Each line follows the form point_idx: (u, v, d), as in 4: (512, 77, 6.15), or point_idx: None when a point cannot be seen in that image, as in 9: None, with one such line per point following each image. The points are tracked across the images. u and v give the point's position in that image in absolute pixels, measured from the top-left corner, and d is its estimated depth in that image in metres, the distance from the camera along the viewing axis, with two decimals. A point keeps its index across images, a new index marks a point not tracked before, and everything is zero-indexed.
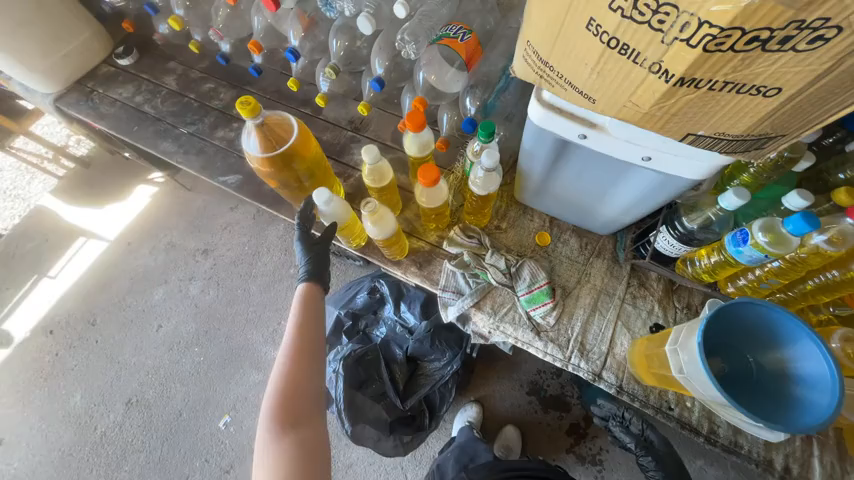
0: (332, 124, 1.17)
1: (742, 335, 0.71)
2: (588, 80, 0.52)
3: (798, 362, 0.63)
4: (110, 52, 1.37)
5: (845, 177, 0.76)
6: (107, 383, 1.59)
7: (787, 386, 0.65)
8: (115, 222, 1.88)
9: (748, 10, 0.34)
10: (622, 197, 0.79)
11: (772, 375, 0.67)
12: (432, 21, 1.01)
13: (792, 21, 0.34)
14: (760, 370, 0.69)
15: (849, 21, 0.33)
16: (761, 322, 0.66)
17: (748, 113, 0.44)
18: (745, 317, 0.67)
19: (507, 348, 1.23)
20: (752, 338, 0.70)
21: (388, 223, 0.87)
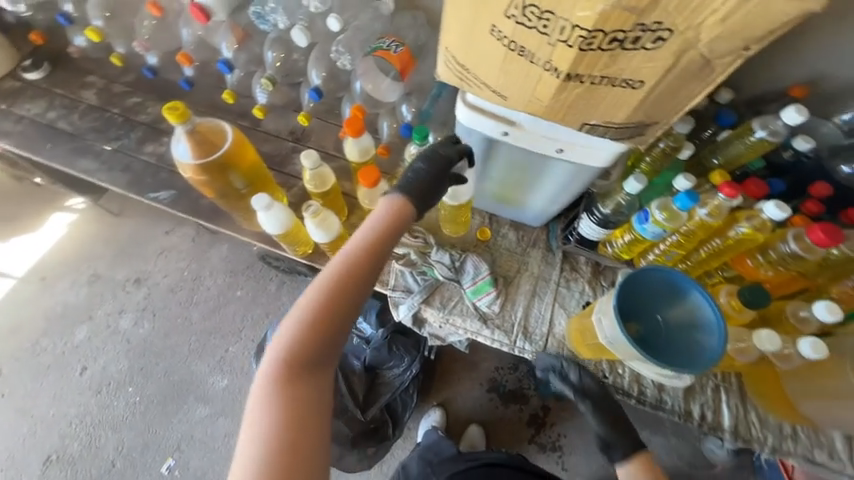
0: (273, 135, 1.23)
1: (650, 296, 0.77)
2: (498, 80, 0.59)
3: (693, 314, 0.73)
4: (16, 66, 1.35)
5: (718, 162, 0.91)
6: (21, 439, 1.60)
7: (686, 334, 0.74)
8: (24, 257, 1.86)
9: (604, 15, 0.42)
10: (547, 189, 0.92)
11: (673, 326, 0.77)
12: (364, 33, 1.10)
13: (636, 23, 0.42)
14: (665, 324, 0.77)
15: (675, 23, 0.42)
16: (665, 282, 0.75)
17: (624, 103, 0.53)
18: (651, 281, 0.76)
19: (464, 346, 1.29)
20: (656, 298, 0.77)
21: (333, 225, 0.91)
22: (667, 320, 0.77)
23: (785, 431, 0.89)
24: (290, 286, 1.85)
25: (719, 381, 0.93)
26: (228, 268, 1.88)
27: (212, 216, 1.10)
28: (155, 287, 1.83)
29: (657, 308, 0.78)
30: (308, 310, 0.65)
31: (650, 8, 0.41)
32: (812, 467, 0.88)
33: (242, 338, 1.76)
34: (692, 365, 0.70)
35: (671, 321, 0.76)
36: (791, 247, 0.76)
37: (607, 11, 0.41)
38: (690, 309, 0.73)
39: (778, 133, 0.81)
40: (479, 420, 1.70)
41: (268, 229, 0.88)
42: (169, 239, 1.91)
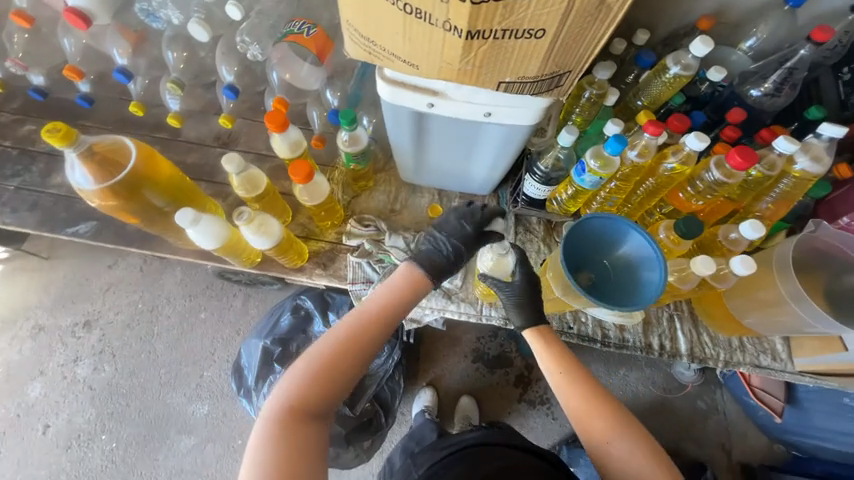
0: (196, 144, 1.13)
1: (595, 245, 0.80)
2: (405, 48, 0.56)
3: (635, 254, 0.76)
4: None
5: (642, 103, 0.93)
6: None
7: (634, 274, 0.77)
8: None
9: None
10: (486, 156, 0.91)
11: (621, 268, 0.79)
12: (270, 19, 1.02)
13: None
14: (613, 268, 0.80)
15: None
16: (602, 229, 0.77)
17: (532, 56, 0.52)
18: (593, 230, 0.78)
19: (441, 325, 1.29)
20: (601, 245, 0.80)
21: (272, 229, 0.86)
22: (613, 264, 0.80)
23: (733, 343, 0.97)
24: (256, 299, 1.77)
25: (672, 310, 0.99)
26: (186, 292, 1.77)
27: (142, 241, 1.01)
28: (108, 327, 1.70)
29: (603, 253, 0.81)
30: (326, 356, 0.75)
31: None
32: (761, 371, 0.96)
33: (215, 361, 1.69)
34: (636, 302, 0.74)
35: (617, 264, 0.80)
36: (715, 175, 0.80)
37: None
38: (630, 250, 0.77)
39: (690, 67, 0.84)
40: (470, 391, 1.73)
41: (203, 245, 0.82)
42: (113, 273, 1.77)
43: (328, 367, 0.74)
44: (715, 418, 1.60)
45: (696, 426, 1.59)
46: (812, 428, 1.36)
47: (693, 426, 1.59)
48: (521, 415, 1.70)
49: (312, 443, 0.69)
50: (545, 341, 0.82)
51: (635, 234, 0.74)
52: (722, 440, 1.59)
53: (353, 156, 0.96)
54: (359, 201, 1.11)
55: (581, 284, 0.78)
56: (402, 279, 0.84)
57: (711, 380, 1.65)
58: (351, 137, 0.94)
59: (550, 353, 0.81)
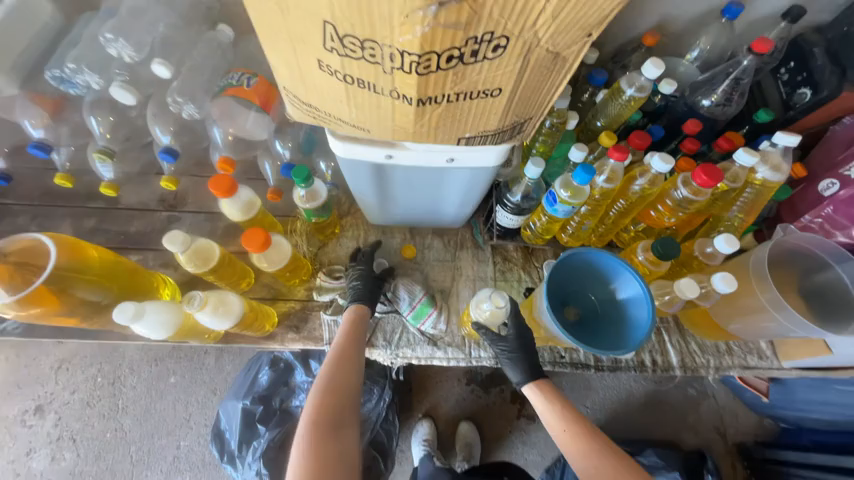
0: (139, 210, 1.03)
1: (583, 277, 0.78)
2: (352, 114, 0.50)
3: (621, 290, 0.74)
4: None
5: (602, 124, 0.92)
6: None
7: (623, 311, 0.74)
8: None
9: (426, 36, 0.36)
10: (454, 195, 0.87)
11: (609, 304, 0.77)
12: (204, 72, 0.93)
13: (466, 38, 0.37)
14: (602, 303, 0.78)
15: (507, 30, 0.37)
16: (586, 264, 0.76)
17: (491, 112, 0.48)
18: (578, 264, 0.76)
19: None
20: (589, 278, 0.78)
21: (232, 306, 0.77)
22: (601, 300, 0.78)
23: (721, 348, 0.97)
24: (230, 354, 1.62)
25: (658, 324, 0.98)
26: (150, 357, 1.60)
27: (83, 333, 0.89)
28: (64, 410, 1.52)
29: (592, 288, 0.79)
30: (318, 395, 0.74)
31: (474, 20, 0.36)
32: (750, 372, 0.96)
33: (192, 428, 1.53)
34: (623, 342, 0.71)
35: (605, 300, 0.78)
36: (683, 193, 0.79)
37: (428, 31, 0.35)
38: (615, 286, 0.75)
39: (644, 88, 0.82)
40: (468, 415, 1.67)
41: (154, 339, 0.73)
42: (64, 348, 1.58)
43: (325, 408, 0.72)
44: (705, 403, 1.63)
45: (691, 415, 1.61)
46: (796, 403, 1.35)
47: (689, 415, 1.61)
48: (523, 432, 1.66)
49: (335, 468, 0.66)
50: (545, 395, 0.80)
51: (621, 270, 0.71)
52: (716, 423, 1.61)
53: (313, 211, 0.89)
54: (327, 251, 1.05)
55: (567, 322, 0.76)
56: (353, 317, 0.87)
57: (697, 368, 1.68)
58: (309, 193, 0.87)
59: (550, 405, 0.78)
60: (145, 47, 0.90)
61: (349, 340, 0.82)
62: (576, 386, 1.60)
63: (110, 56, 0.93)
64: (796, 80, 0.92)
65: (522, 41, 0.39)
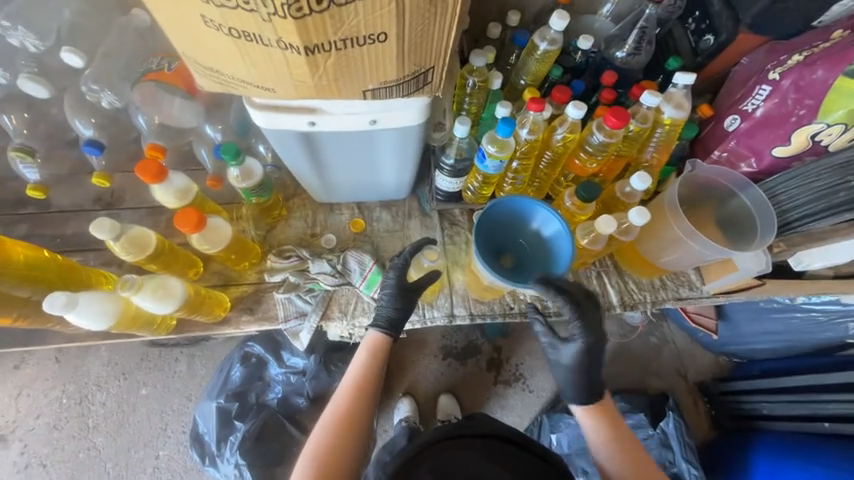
0: (72, 211, 0.99)
1: (510, 225, 0.84)
2: (252, 73, 0.52)
3: (544, 228, 0.81)
4: None
5: (525, 81, 0.97)
6: None
7: (549, 246, 0.81)
8: None
9: None
10: (389, 162, 0.89)
11: (537, 243, 0.83)
12: (121, 59, 0.91)
13: None
14: (531, 244, 0.84)
15: None
16: (511, 212, 0.82)
17: (384, 59, 0.51)
18: (502, 213, 0.82)
19: None
20: (515, 225, 0.84)
21: (172, 289, 0.77)
22: (529, 241, 0.84)
23: (656, 284, 1.04)
24: (202, 358, 1.54)
25: (599, 268, 1.04)
26: (118, 371, 1.51)
27: (28, 336, 0.89)
28: (30, 436, 1.42)
29: (519, 233, 0.85)
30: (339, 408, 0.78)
31: None
32: (684, 302, 1.03)
33: (171, 436, 1.45)
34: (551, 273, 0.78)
35: (532, 240, 0.84)
36: (599, 137, 0.85)
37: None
38: (537, 225, 0.82)
39: (555, 41, 0.88)
40: (448, 389, 1.58)
41: (96, 328, 0.73)
42: (23, 373, 1.49)
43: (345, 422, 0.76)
44: (668, 348, 1.65)
45: (655, 361, 1.63)
46: (743, 335, 1.44)
47: (652, 362, 1.63)
48: (502, 398, 1.57)
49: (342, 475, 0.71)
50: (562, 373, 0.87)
51: (537, 209, 0.79)
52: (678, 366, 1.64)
53: (251, 191, 0.90)
54: (276, 233, 1.04)
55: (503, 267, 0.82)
56: (376, 339, 0.87)
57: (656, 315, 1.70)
58: (242, 171, 0.88)
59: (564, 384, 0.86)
60: (51, 34, 0.87)
61: (371, 363, 0.83)
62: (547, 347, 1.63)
63: (14, 48, 0.90)
64: (701, 28, 0.99)
65: None
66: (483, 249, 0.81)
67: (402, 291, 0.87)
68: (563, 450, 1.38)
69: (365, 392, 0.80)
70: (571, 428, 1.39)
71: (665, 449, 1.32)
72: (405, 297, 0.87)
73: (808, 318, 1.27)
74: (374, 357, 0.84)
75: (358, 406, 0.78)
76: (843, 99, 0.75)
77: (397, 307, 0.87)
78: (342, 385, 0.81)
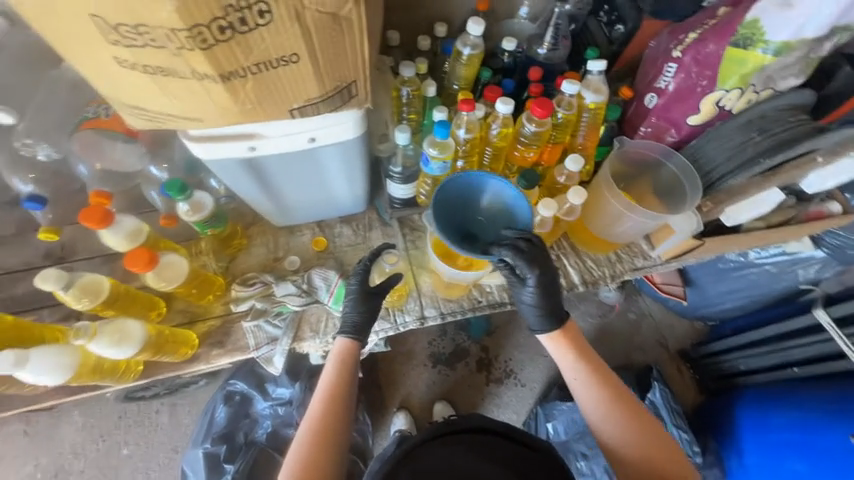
0: (22, 270, 0.97)
1: (464, 204, 0.88)
2: (177, 107, 0.54)
3: (497, 197, 0.85)
4: None
5: (458, 86, 1.03)
6: None
7: (506, 213, 0.86)
8: None
9: (186, 11, 0.41)
10: (338, 177, 0.92)
11: (493, 215, 0.88)
12: (54, 110, 0.91)
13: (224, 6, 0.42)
14: (488, 217, 0.88)
15: None
16: (462, 190, 0.86)
17: (302, 78, 0.54)
18: (454, 191, 0.85)
19: (381, 345, 1.28)
20: (469, 204, 0.88)
21: (131, 332, 0.76)
22: (485, 218, 0.89)
23: (612, 258, 1.09)
24: (184, 405, 1.48)
25: (556, 251, 1.09)
26: (95, 435, 1.43)
27: None
28: None
29: (475, 211, 0.89)
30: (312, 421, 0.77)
31: None
32: (640, 272, 1.09)
33: None
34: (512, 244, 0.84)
35: (488, 217, 0.88)
36: (530, 128, 0.91)
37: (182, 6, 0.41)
38: (490, 200, 0.87)
39: (477, 45, 0.95)
40: (440, 396, 1.56)
41: (52, 382, 0.72)
42: None
43: (319, 435, 0.75)
44: (646, 323, 1.68)
45: (636, 336, 1.65)
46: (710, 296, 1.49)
47: (633, 336, 1.65)
48: (495, 396, 1.57)
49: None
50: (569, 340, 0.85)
51: (489, 180, 0.83)
52: (657, 337, 1.67)
53: (205, 223, 0.91)
54: (238, 262, 1.05)
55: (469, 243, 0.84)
56: (344, 346, 0.88)
57: (630, 291, 1.72)
58: (192, 205, 0.88)
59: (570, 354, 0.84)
60: None
61: (340, 373, 0.83)
62: (530, 339, 1.64)
63: None
64: (611, 20, 1.09)
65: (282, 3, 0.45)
66: (443, 226, 0.83)
67: (362, 296, 0.89)
68: (561, 437, 1.38)
69: (336, 398, 0.80)
70: (564, 414, 1.40)
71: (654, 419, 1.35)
72: (370, 303, 0.89)
73: (763, 271, 1.32)
74: (343, 363, 0.85)
75: (330, 418, 0.77)
76: (735, 67, 0.84)
77: (361, 313, 0.88)
78: (314, 398, 0.81)
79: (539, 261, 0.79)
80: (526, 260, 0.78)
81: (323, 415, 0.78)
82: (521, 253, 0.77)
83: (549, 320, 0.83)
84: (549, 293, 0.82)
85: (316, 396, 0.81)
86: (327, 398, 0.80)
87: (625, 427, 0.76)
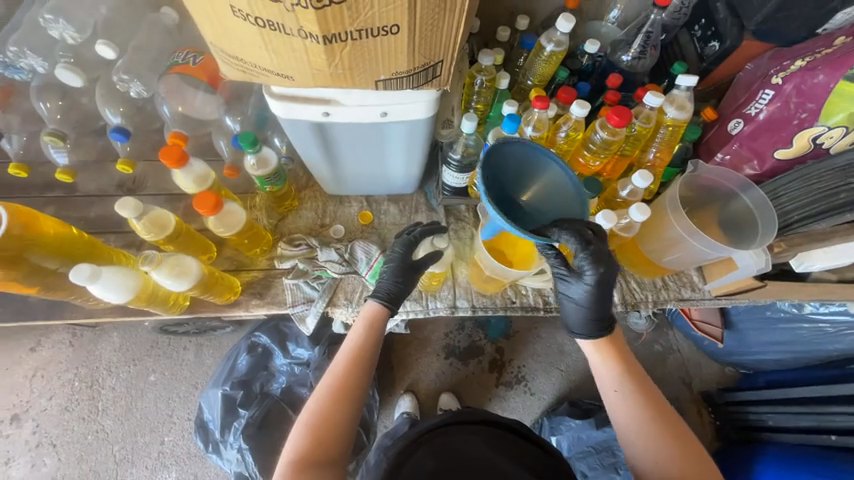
0: (97, 195, 1.04)
1: (512, 177, 0.81)
2: (274, 61, 0.56)
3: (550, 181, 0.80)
4: None
5: (531, 81, 1.00)
6: None
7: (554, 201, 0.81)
8: None
9: None
10: (399, 155, 0.92)
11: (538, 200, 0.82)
12: (148, 52, 0.96)
13: None
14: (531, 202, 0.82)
15: None
16: (517, 160, 0.80)
17: (396, 51, 0.55)
18: (509, 157, 0.79)
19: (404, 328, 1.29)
20: (516, 178, 0.81)
21: (189, 268, 0.82)
22: (529, 202, 0.82)
23: (658, 283, 1.04)
24: (210, 347, 1.58)
25: None
26: (128, 357, 1.55)
27: (49, 311, 0.95)
28: (42, 416, 1.47)
29: (521, 190, 0.82)
30: (334, 377, 0.80)
31: None
32: (685, 303, 1.04)
33: (175, 424, 1.49)
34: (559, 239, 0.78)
35: (533, 202, 0.82)
36: (602, 135, 0.87)
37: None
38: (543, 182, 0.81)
39: (561, 42, 0.91)
40: (449, 388, 1.57)
41: (114, 300, 0.78)
42: (39, 355, 1.54)
43: (339, 390, 0.78)
44: (673, 357, 1.61)
45: (659, 369, 1.59)
46: (749, 345, 1.40)
47: (657, 368, 1.58)
48: (503, 399, 1.56)
49: (333, 438, 0.74)
50: (610, 348, 0.80)
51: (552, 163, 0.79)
52: (682, 375, 1.59)
53: (266, 179, 0.94)
54: (287, 222, 1.08)
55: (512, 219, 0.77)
56: (374, 310, 0.88)
57: (662, 323, 1.66)
58: (259, 160, 0.92)
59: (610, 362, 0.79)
60: (88, 29, 0.93)
61: (365, 335, 0.84)
62: (549, 350, 1.61)
63: (52, 39, 0.96)
64: (707, 35, 1.00)
65: None
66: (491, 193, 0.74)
67: (401, 264, 0.90)
68: (563, 453, 1.37)
69: (359, 359, 0.82)
70: (571, 430, 1.39)
71: None
72: (408, 276, 0.89)
73: (816, 329, 1.23)
74: (370, 327, 0.86)
75: (351, 376, 0.80)
76: (843, 103, 0.77)
77: (398, 280, 0.89)
78: (337, 355, 0.83)
79: (601, 257, 0.74)
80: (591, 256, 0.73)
81: (345, 372, 0.80)
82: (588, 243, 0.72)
83: (597, 326, 0.79)
84: (602, 293, 0.77)
85: (341, 352, 0.83)
86: (352, 357, 0.81)
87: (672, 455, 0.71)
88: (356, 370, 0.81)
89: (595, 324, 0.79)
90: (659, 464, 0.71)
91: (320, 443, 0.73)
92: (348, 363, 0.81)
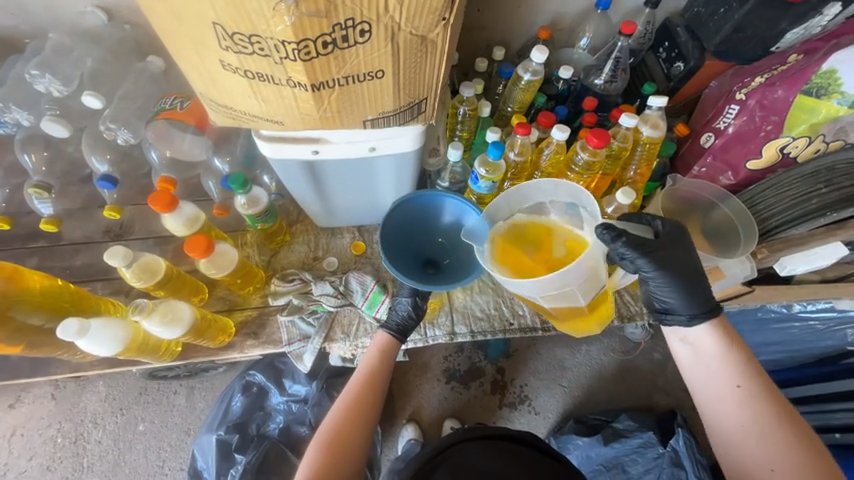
0: (83, 243, 1.02)
1: (418, 228, 0.95)
2: (264, 109, 0.58)
3: (457, 217, 0.91)
4: None
5: (512, 108, 1.05)
6: None
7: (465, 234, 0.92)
8: None
9: (297, 26, 0.45)
10: (388, 186, 0.93)
11: (451, 236, 0.94)
12: (136, 100, 0.98)
13: (331, 24, 0.46)
14: (446, 239, 0.95)
15: (365, 16, 0.47)
16: (421, 208, 0.92)
17: (382, 93, 0.57)
18: (412, 209, 0.91)
19: (403, 356, 1.26)
20: (424, 227, 0.95)
21: (181, 314, 0.81)
22: (445, 239, 0.95)
23: None
24: (202, 390, 1.51)
25: None
26: (114, 407, 1.47)
27: (33, 367, 0.91)
28: (23, 478, 1.38)
29: (435, 233, 0.96)
30: (350, 398, 0.89)
31: (334, 10, 0.45)
32: None
33: (168, 475, 1.41)
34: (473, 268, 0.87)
35: (448, 236, 0.95)
36: (583, 157, 0.91)
37: (297, 21, 0.45)
38: (451, 218, 0.92)
39: (537, 72, 0.96)
40: (451, 414, 1.52)
41: (104, 353, 0.76)
42: (18, 412, 1.45)
43: (354, 411, 0.87)
44: (673, 364, 1.60)
45: (660, 377, 1.58)
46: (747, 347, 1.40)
47: (657, 378, 1.58)
48: (507, 422, 1.52)
49: (346, 454, 0.82)
50: (725, 334, 0.74)
51: (448, 198, 0.89)
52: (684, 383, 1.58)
53: (256, 217, 0.94)
54: (279, 258, 1.07)
55: (430, 268, 0.93)
56: (385, 340, 0.94)
57: (658, 330, 1.65)
58: (249, 200, 0.92)
59: (732, 350, 0.72)
60: (74, 81, 0.95)
61: (377, 362, 0.92)
62: (550, 367, 1.58)
63: (37, 93, 0.97)
64: (671, 56, 1.06)
65: (382, 25, 0.48)
66: (395, 253, 0.90)
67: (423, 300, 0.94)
68: None
69: (371, 383, 0.91)
70: (579, 449, 1.37)
71: (677, 468, 1.26)
72: (420, 310, 0.94)
73: (807, 327, 1.23)
74: (382, 355, 0.93)
75: (363, 399, 0.89)
76: (805, 115, 0.84)
77: (415, 315, 0.94)
78: (351, 379, 0.92)
79: (666, 259, 0.72)
80: (654, 259, 0.72)
81: (359, 395, 0.89)
82: (631, 240, 0.71)
83: (689, 302, 0.73)
84: (698, 279, 0.74)
85: (354, 377, 0.92)
86: (364, 382, 0.90)
87: (780, 446, 0.67)
88: (368, 393, 0.90)
89: (697, 305, 0.73)
90: (774, 471, 0.66)
91: (335, 456, 0.81)
92: (361, 388, 0.90)
